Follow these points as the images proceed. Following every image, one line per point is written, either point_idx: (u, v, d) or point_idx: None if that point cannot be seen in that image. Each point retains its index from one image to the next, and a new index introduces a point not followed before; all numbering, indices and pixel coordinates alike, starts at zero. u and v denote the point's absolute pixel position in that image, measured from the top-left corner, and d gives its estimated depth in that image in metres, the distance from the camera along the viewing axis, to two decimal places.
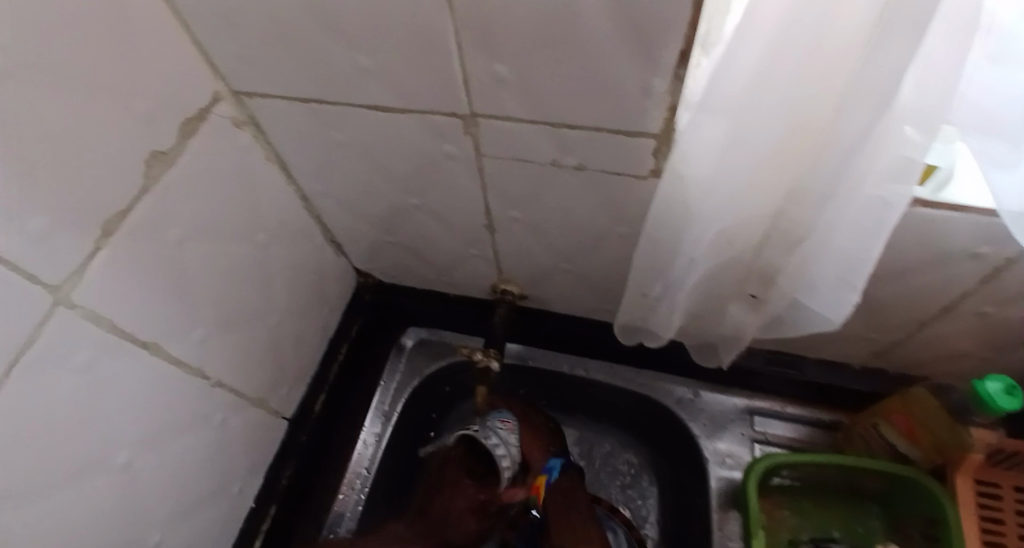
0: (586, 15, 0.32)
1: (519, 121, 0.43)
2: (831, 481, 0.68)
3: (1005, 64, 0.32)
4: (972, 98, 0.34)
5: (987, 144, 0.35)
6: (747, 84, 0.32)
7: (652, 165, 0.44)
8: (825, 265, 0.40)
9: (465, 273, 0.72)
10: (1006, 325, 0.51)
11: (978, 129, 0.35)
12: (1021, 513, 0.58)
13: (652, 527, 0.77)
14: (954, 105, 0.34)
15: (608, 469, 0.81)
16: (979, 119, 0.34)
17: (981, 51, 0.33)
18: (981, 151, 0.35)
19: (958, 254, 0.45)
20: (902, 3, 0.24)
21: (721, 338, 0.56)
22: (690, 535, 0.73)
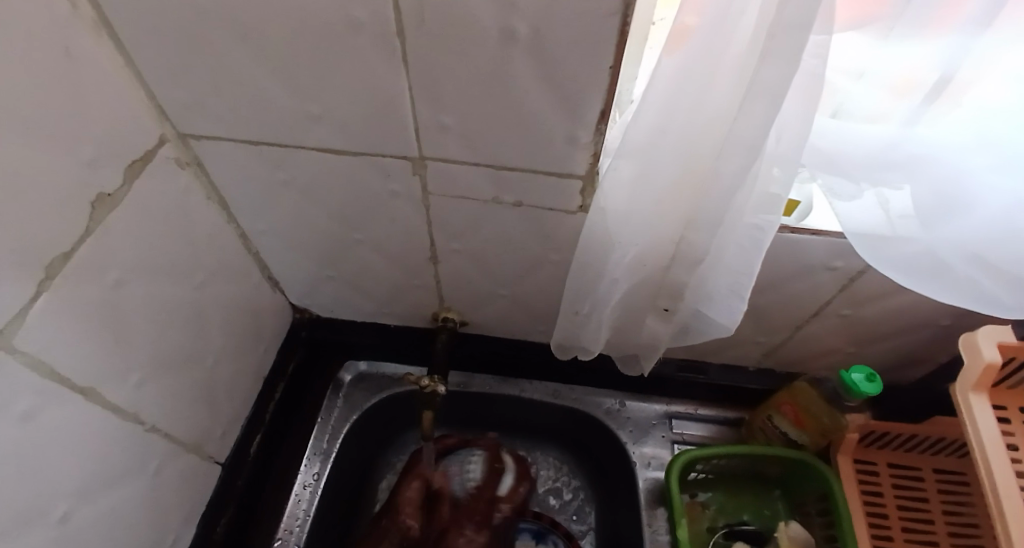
0: (525, 76, 0.38)
1: (464, 163, 0.48)
2: (739, 471, 0.77)
3: (844, 118, 0.42)
4: (820, 148, 0.43)
5: (834, 182, 0.44)
6: (652, 132, 0.40)
7: (579, 202, 0.50)
8: (720, 280, 0.48)
9: (403, 301, 0.75)
10: (863, 324, 0.63)
11: (826, 170, 0.43)
12: (895, 485, 0.70)
13: (589, 534, 0.82)
14: (808, 149, 0.43)
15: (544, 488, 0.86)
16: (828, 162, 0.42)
17: (826, 110, 0.43)
18: (829, 186, 0.44)
19: (818, 268, 0.55)
20: (762, 79, 0.32)
21: (641, 348, 0.62)
22: (623, 538, 0.78)
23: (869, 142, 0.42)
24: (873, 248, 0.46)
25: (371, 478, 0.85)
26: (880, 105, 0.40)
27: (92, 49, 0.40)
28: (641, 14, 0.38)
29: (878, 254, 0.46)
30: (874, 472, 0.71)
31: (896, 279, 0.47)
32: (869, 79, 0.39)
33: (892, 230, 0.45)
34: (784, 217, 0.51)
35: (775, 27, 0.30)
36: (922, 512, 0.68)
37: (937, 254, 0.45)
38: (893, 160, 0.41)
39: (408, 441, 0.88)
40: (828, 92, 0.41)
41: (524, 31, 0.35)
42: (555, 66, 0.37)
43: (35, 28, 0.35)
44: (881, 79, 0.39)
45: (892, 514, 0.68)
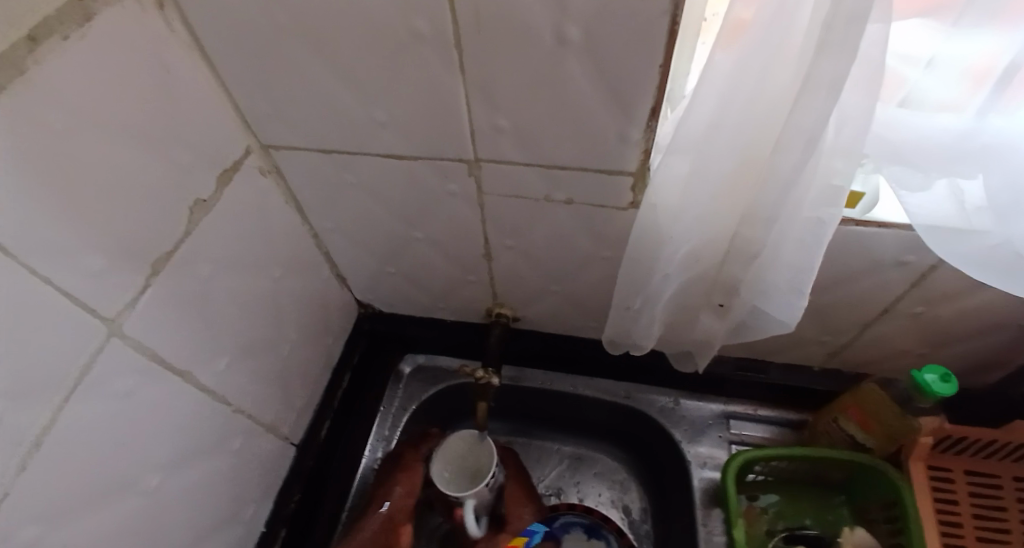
0: (577, 77, 0.39)
1: (518, 163, 0.50)
2: (800, 475, 0.74)
3: (911, 109, 0.40)
4: (885, 138, 0.41)
5: (899, 173, 0.43)
6: (706, 126, 0.40)
7: (630, 198, 0.51)
8: (777, 276, 0.47)
9: (459, 296, 0.77)
10: (937, 323, 0.60)
11: (891, 161, 0.42)
12: (971, 493, 0.66)
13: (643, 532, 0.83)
14: (871, 140, 0.42)
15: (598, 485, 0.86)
16: (894, 154, 0.41)
17: (893, 98, 0.40)
18: (895, 178, 0.43)
19: (885, 263, 0.53)
20: (821, 70, 0.31)
21: (695, 345, 0.62)
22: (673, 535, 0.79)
23: (942, 133, 0.39)
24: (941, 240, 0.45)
25: None
26: (953, 94, 0.38)
27: (187, 68, 0.45)
28: (692, 10, 0.38)
29: (946, 247, 0.45)
30: (949, 479, 0.66)
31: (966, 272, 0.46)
32: (938, 68, 0.37)
33: (965, 223, 0.43)
34: (846, 210, 0.49)
35: (834, 19, 0.29)
36: (999, 520, 0.64)
37: (1013, 248, 0.43)
38: (966, 150, 0.39)
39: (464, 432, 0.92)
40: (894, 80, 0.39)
41: (576, 35, 0.36)
42: (605, 66, 0.38)
43: (139, 52, 0.39)
44: (955, 67, 0.36)
45: (966, 522, 0.65)
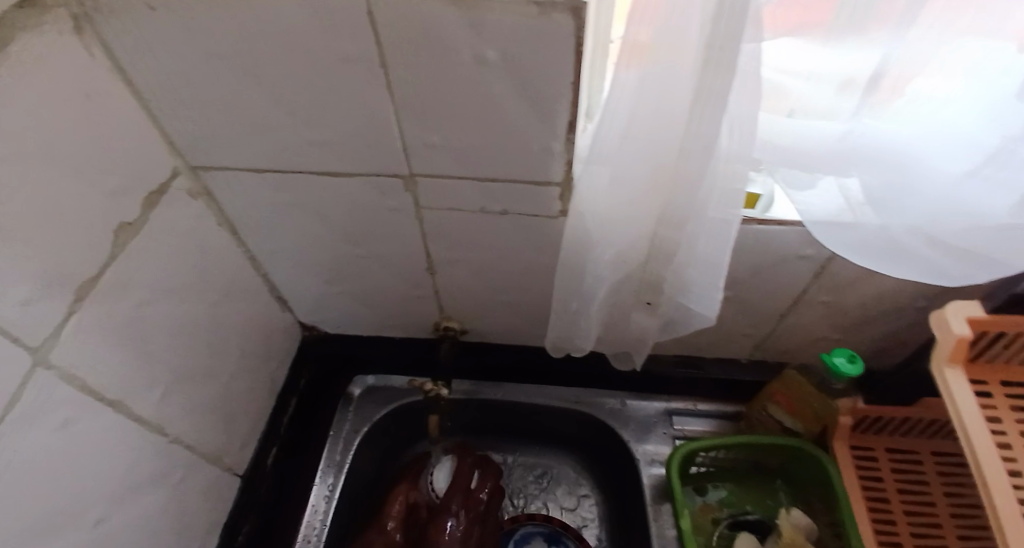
0: (498, 94, 0.42)
1: (451, 177, 0.52)
2: (740, 464, 0.78)
3: (797, 117, 0.45)
4: (775, 145, 0.46)
5: (791, 175, 0.48)
6: (619, 138, 0.43)
7: (559, 207, 0.54)
8: (696, 272, 0.51)
9: (405, 312, 0.78)
10: (844, 310, 0.65)
11: (784, 165, 0.47)
12: (894, 469, 0.71)
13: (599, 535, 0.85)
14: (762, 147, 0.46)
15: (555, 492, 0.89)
16: (785, 159, 0.46)
17: (780, 110, 0.45)
18: (787, 180, 0.48)
19: (791, 257, 0.58)
20: (709, 84, 0.35)
21: (631, 343, 0.65)
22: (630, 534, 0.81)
23: (824, 138, 0.45)
24: (830, 235, 0.50)
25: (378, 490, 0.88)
26: (830, 104, 0.43)
27: (110, 92, 0.45)
28: (597, 32, 0.42)
29: (837, 241, 0.50)
30: (872, 457, 0.72)
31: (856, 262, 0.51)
32: (815, 81, 0.42)
33: (850, 217, 0.48)
34: (747, 209, 0.55)
35: (715, 40, 0.33)
36: (924, 494, 0.69)
37: (891, 236, 0.48)
38: (847, 150, 0.44)
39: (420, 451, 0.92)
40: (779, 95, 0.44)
41: (493, 55, 0.39)
42: (523, 84, 0.41)
43: (59, 77, 0.39)
44: (831, 79, 0.41)
45: (893, 497, 0.70)
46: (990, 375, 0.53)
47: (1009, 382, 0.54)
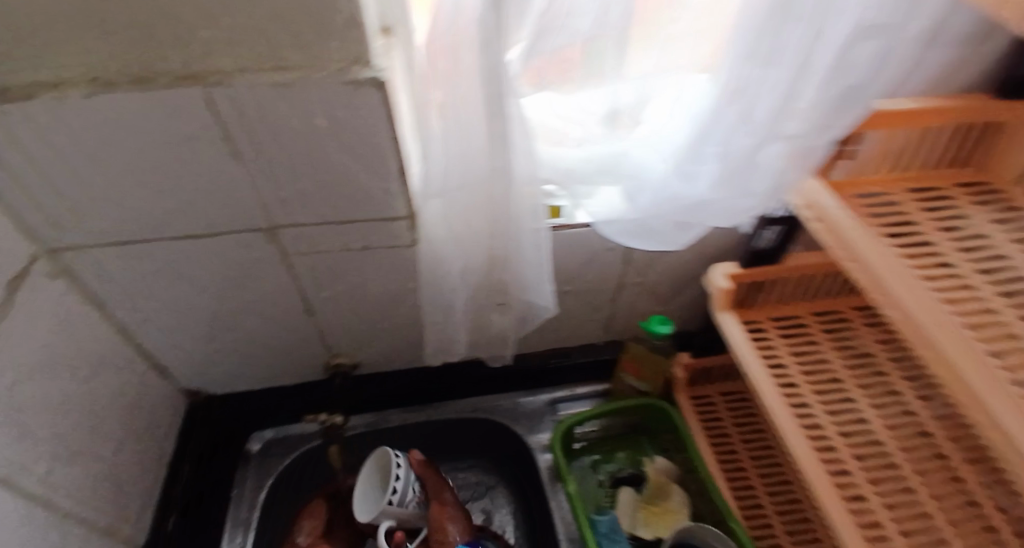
0: (333, 153, 0.51)
1: (308, 225, 0.60)
2: (613, 431, 0.89)
3: (563, 144, 0.54)
4: (553, 166, 0.55)
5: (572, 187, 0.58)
6: (440, 177, 0.53)
7: (410, 237, 0.62)
8: (528, 273, 0.63)
9: (289, 356, 0.82)
10: (658, 286, 0.81)
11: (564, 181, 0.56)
12: (730, 408, 0.86)
13: (513, 529, 0.90)
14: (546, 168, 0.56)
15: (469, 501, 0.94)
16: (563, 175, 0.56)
17: (546, 140, 0.54)
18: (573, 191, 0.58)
19: (601, 251, 0.72)
20: (496, 128, 0.47)
21: (496, 342, 0.76)
22: (538, 519, 0.88)
23: (587, 159, 0.54)
24: (611, 227, 0.62)
25: None
26: (581, 132, 0.53)
27: None
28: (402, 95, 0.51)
29: (618, 231, 0.62)
30: (711, 403, 0.87)
31: (631, 244, 0.63)
32: (567, 115, 0.52)
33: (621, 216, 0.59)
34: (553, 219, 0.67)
35: (492, 100, 0.45)
36: (755, 423, 0.84)
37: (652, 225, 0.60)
38: (608, 164, 0.55)
39: None
40: (542, 130, 0.53)
41: (322, 123, 0.48)
42: (352, 143, 0.50)
43: None
44: (577, 113, 0.51)
45: (733, 431, 0.83)
46: (759, 315, 0.69)
47: (774, 317, 0.69)
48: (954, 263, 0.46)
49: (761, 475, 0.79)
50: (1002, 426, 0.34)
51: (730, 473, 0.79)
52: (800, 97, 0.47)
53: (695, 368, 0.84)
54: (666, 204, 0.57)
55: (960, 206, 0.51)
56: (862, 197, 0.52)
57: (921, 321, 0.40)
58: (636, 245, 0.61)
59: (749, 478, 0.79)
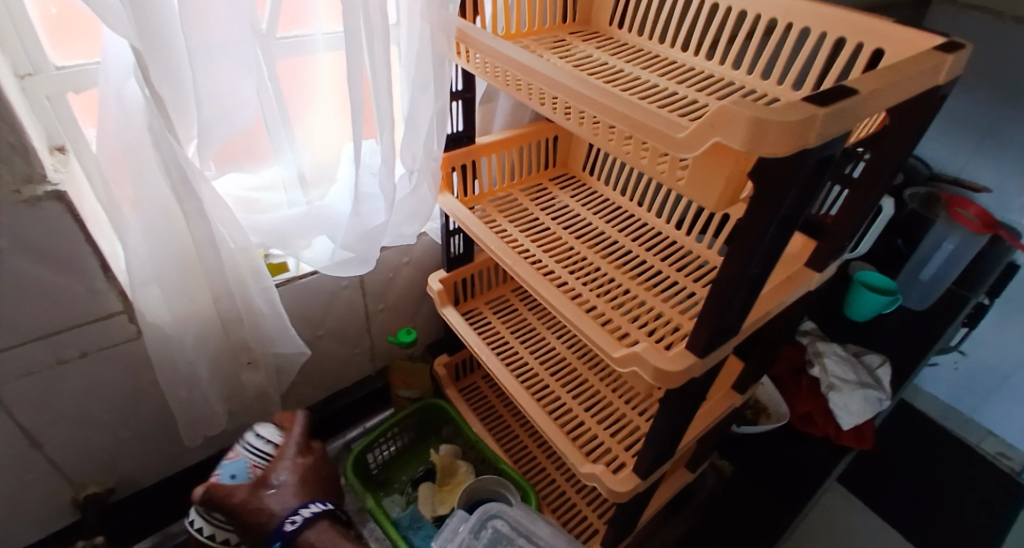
0: (18, 265, 0.52)
1: (7, 346, 0.56)
2: (403, 442, 0.97)
3: (259, 210, 0.64)
4: (256, 229, 0.63)
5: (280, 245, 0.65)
6: (147, 264, 0.57)
7: (134, 327, 0.64)
8: (269, 325, 0.69)
9: (17, 509, 0.71)
10: (398, 307, 0.95)
11: (272, 242, 0.64)
12: (491, 385, 1.04)
13: None
14: (253, 233, 0.63)
15: None
16: (267, 235, 0.63)
17: (245, 210, 0.63)
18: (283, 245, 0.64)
19: (336, 289, 0.83)
20: (187, 205, 0.54)
21: (260, 399, 0.79)
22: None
23: (284, 217, 0.63)
24: (334, 267, 0.69)
25: None
26: (269, 195, 0.64)
27: None
28: (85, 200, 0.56)
29: (342, 267, 0.69)
30: (475, 385, 1.03)
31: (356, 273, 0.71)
32: (258, 188, 0.64)
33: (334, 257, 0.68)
34: (280, 275, 0.76)
35: (179, 187, 0.52)
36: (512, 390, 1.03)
37: (362, 257, 0.69)
38: (304, 217, 0.64)
39: None
40: (243, 203, 0.63)
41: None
42: (41, 251, 0.52)
43: None
44: (262, 184, 0.64)
45: (497, 401, 1.01)
46: (474, 302, 0.89)
47: (485, 300, 0.90)
48: (550, 227, 0.73)
49: (522, 425, 0.97)
50: (557, 305, 0.59)
51: (500, 435, 0.96)
52: (410, 128, 0.61)
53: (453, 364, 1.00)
54: (357, 240, 0.65)
55: (554, 192, 0.81)
56: (495, 200, 0.77)
57: (514, 267, 0.63)
58: (356, 270, 0.69)
59: (515, 430, 0.97)
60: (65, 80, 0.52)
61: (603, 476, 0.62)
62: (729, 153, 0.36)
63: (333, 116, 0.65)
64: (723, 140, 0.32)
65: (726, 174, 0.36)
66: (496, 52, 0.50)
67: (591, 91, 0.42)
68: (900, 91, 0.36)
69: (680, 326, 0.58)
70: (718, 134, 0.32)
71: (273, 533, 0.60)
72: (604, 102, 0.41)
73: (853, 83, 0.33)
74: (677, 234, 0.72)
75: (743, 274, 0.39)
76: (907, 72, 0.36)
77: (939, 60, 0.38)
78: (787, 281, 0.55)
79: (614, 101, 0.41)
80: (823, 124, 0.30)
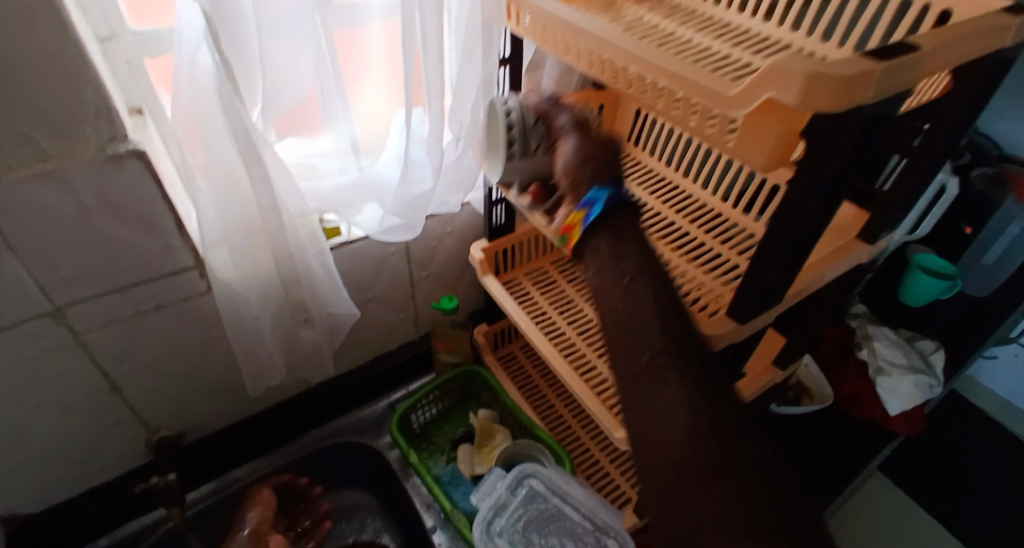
0: (106, 222, 0.57)
1: (95, 296, 0.62)
2: (443, 405, 1.02)
3: (315, 178, 0.67)
4: (314, 196, 0.66)
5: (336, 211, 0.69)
6: (218, 227, 0.62)
7: (204, 284, 0.69)
8: (323, 288, 0.73)
9: (100, 448, 0.78)
10: (442, 275, 0.98)
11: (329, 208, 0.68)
12: (529, 355, 1.06)
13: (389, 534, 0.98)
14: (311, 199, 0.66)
15: (344, 525, 0.99)
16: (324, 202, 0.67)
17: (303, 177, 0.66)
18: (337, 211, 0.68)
19: (384, 255, 0.86)
20: (254, 169, 0.57)
21: (313, 357, 0.84)
22: (407, 515, 0.94)
23: (339, 186, 0.67)
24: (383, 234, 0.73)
25: None
26: (323, 163, 0.67)
27: None
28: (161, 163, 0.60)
29: (391, 234, 0.73)
30: (513, 355, 1.06)
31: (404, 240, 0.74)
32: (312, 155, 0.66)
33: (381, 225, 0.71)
34: (333, 239, 0.80)
35: (247, 153, 0.55)
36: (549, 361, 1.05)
37: (410, 225, 0.72)
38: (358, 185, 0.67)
39: None
40: (299, 169, 0.66)
41: (90, 199, 0.54)
42: (127, 210, 0.57)
43: None
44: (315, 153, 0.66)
45: (534, 371, 1.03)
46: (515, 273, 0.91)
47: (526, 271, 0.92)
48: None
49: (558, 395, 1.00)
50: None
51: (537, 403, 0.99)
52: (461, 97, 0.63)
53: (493, 333, 1.02)
54: (407, 207, 0.69)
55: None
56: None
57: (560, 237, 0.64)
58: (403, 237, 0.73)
59: (552, 400, 0.99)
60: (140, 45, 0.56)
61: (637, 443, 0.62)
62: (778, 109, 0.35)
63: (383, 84, 0.67)
64: (774, 95, 0.32)
65: (778, 134, 0.36)
66: (548, 14, 0.51)
67: (640, 51, 0.43)
68: (963, 50, 0.35)
69: (721, 295, 0.60)
70: (769, 90, 0.32)
71: (597, 186, 0.53)
72: (656, 63, 0.41)
73: (913, 41, 0.33)
74: (724, 207, 0.71)
75: (789, 240, 0.40)
76: (970, 30, 0.35)
77: (1009, 20, 0.37)
78: (833, 252, 0.54)
79: (666, 60, 0.41)
80: (880, 81, 0.30)
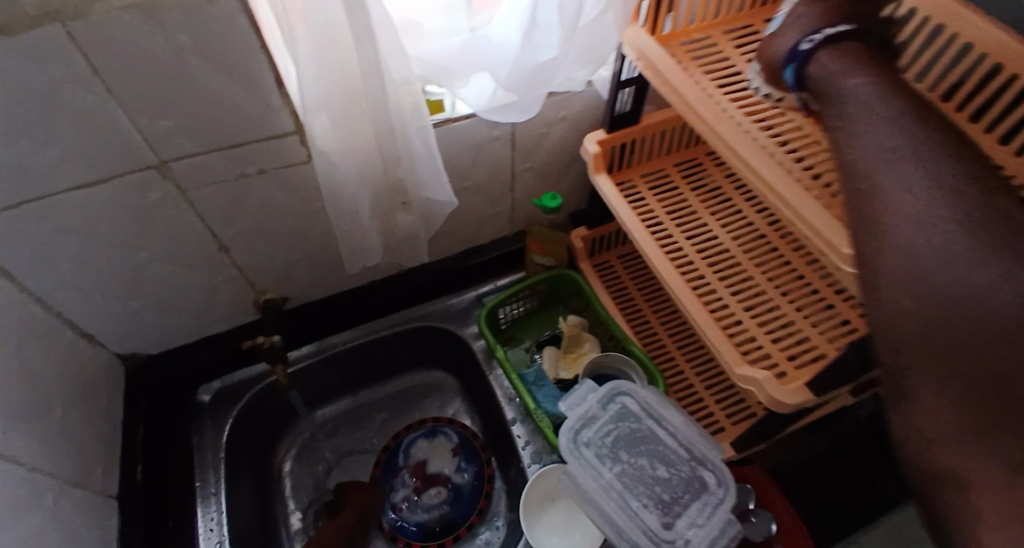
0: (205, 72, 0.53)
1: (199, 153, 0.61)
2: (532, 304, 0.98)
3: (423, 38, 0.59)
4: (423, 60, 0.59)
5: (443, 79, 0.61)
6: (318, 92, 0.56)
7: (303, 151, 0.66)
8: (422, 167, 0.68)
9: (211, 302, 0.83)
10: (545, 168, 0.89)
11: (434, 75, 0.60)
12: (627, 266, 0.98)
13: (468, 417, 1.02)
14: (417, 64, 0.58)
15: (427, 403, 1.04)
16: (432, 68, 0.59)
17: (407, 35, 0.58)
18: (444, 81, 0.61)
19: (488, 139, 0.78)
20: (359, 19, 0.50)
21: (408, 240, 0.81)
22: (488, 404, 0.96)
23: (450, 50, 0.59)
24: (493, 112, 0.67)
25: (269, 473, 0.95)
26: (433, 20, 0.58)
27: None
28: None
29: (503, 113, 0.68)
30: (610, 265, 0.98)
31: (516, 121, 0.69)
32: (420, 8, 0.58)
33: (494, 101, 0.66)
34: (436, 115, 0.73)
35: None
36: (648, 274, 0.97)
37: (525, 105, 0.66)
38: (472, 50, 0.60)
39: (298, 424, 1.01)
40: (406, 26, 0.58)
41: (187, 41, 0.50)
42: (225, 60, 0.53)
43: None
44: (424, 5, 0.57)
45: (630, 284, 0.95)
46: (630, 174, 0.80)
47: (643, 172, 0.80)
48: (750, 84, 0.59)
49: (656, 312, 0.92)
50: (763, 178, 0.49)
51: (632, 318, 0.92)
52: None
53: (592, 239, 0.94)
54: (524, 79, 0.62)
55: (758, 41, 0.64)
56: (688, 43, 0.63)
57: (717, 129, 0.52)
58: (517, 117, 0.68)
59: (648, 315, 0.92)
60: None
61: (766, 382, 0.53)
62: None
63: None
64: None
65: None
66: None
67: None
68: None
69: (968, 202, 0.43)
70: None
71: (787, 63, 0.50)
72: None
73: None
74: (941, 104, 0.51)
75: None
76: None
77: None
78: None
79: None
80: None
